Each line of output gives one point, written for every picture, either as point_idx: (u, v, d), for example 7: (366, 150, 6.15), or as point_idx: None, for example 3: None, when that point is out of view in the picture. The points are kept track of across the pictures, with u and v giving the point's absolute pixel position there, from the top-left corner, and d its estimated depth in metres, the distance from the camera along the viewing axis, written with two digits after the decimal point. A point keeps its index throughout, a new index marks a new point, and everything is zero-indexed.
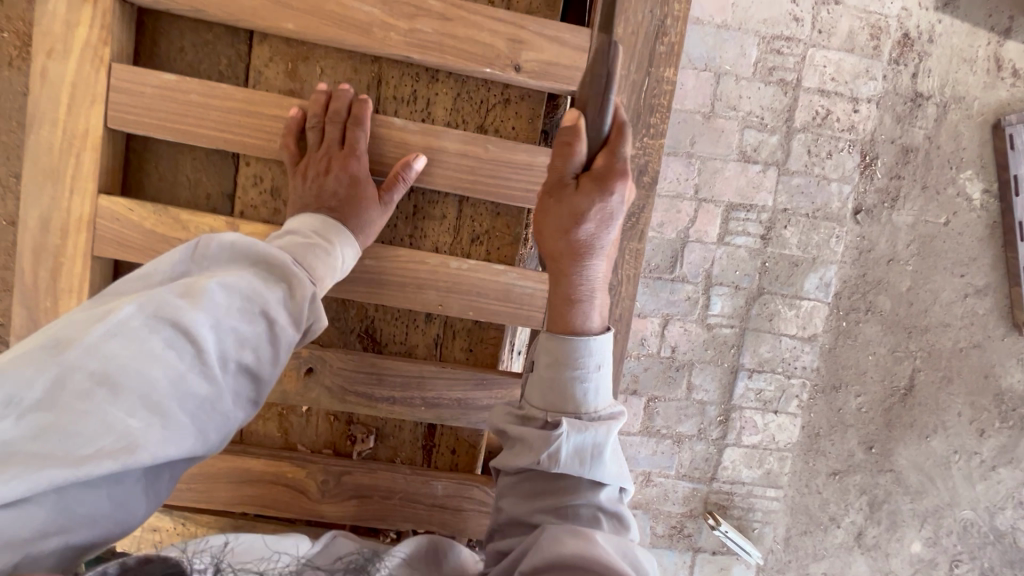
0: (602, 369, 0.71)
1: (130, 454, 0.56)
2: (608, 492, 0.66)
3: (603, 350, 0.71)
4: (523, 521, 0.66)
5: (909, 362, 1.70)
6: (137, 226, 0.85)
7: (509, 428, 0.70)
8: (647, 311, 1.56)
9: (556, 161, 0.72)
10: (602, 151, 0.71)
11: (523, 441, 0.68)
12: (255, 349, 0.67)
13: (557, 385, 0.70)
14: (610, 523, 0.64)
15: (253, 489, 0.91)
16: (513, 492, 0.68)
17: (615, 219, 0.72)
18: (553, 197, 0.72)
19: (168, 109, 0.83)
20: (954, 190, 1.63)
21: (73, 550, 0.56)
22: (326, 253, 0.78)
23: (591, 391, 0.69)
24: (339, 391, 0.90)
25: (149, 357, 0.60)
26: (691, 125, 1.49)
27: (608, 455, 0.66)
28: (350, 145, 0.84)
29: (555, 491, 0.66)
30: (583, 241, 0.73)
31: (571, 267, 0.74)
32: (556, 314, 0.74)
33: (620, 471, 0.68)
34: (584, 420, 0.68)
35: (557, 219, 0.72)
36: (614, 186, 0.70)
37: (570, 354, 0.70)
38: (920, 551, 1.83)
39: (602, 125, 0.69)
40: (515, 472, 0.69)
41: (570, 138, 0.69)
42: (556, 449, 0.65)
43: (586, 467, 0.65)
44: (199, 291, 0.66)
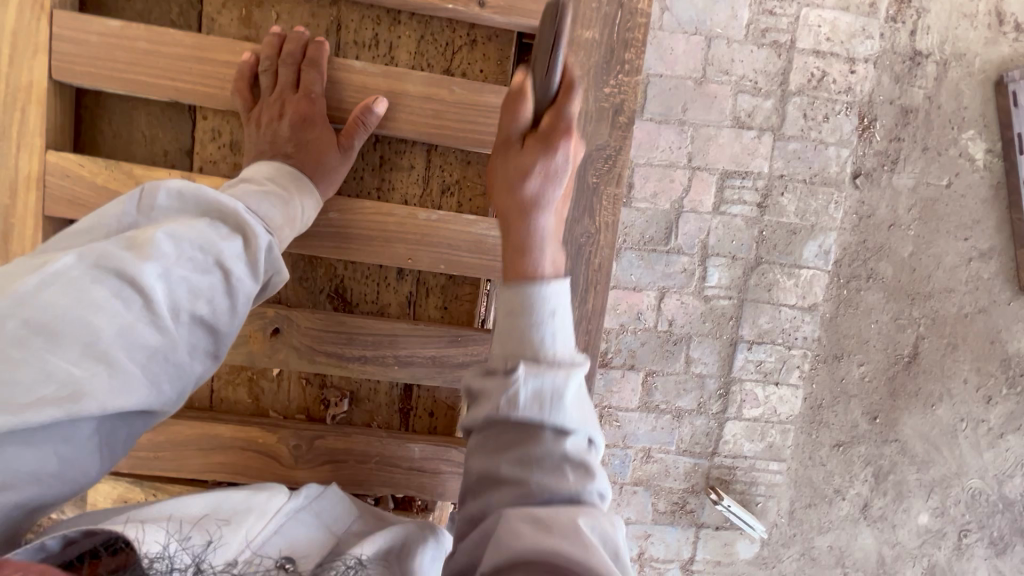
0: (560, 314, 0.62)
1: (74, 403, 0.54)
2: (574, 441, 0.58)
3: (560, 292, 0.63)
4: (491, 477, 0.58)
5: (913, 330, 1.65)
6: (89, 184, 0.81)
7: (472, 382, 0.63)
8: (642, 284, 1.51)
9: (503, 120, 0.71)
10: (550, 109, 0.69)
11: (484, 394, 0.60)
12: (210, 300, 0.64)
13: (512, 332, 0.61)
14: (576, 473, 0.57)
15: (224, 457, 0.88)
16: (479, 449, 0.60)
17: (562, 175, 0.70)
18: (501, 155, 0.71)
19: (116, 58, 0.78)
20: (956, 151, 1.57)
21: (18, 511, 0.53)
22: (284, 203, 0.74)
23: (548, 336, 0.61)
24: (307, 351, 0.86)
25: (92, 306, 0.57)
26: (683, 91, 1.43)
27: (570, 397, 0.58)
28: (306, 88, 0.80)
29: (518, 439, 0.58)
30: (529, 197, 0.70)
31: (518, 222, 0.70)
32: (510, 263, 0.67)
33: (587, 415, 0.60)
34: (541, 364, 0.59)
35: (505, 175, 0.71)
36: (559, 143, 0.68)
37: (526, 301, 0.62)
38: (928, 522, 1.79)
39: (549, 86, 0.67)
40: (480, 426, 0.61)
41: (517, 96, 0.68)
42: (513, 393, 0.58)
43: (545, 411, 0.57)
44: (146, 240, 0.62)
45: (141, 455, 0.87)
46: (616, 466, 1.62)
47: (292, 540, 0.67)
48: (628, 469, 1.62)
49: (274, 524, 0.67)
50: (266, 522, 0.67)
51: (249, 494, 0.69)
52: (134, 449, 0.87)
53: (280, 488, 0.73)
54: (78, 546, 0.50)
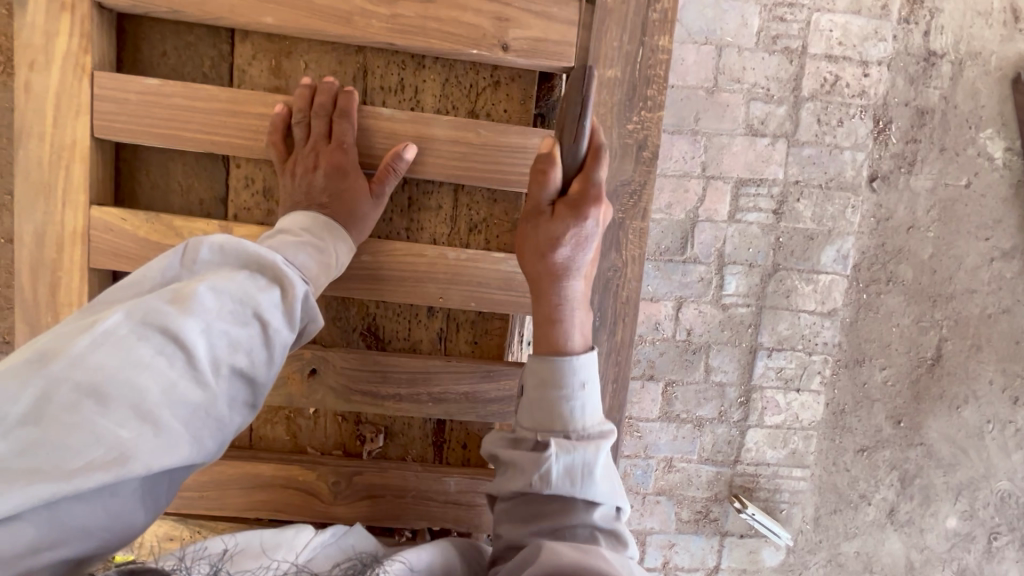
0: (588, 387, 0.68)
1: (122, 465, 0.56)
2: (604, 511, 0.62)
3: (588, 367, 0.68)
4: (520, 544, 0.61)
5: (935, 332, 1.64)
6: (131, 236, 0.84)
7: (496, 449, 0.68)
8: (659, 294, 1.52)
9: (531, 187, 0.72)
10: (578, 175, 0.73)
11: (514, 465, 0.65)
12: (249, 352, 0.66)
13: (545, 404, 0.67)
14: (607, 541, 0.61)
15: (265, 494, 0.91)
16: (508, 518, 0.64)
17: (591, 241, 0.74)
18: (532, 224, 0.74)
19: (153, 114, 0.81)
20: (974, 150, 1.55)
21: (73, 562, 0.56)
22: (319, 251, 0.76)
23: (577, 409, 0.66)
24: (344, 391, 0.88)
25: (138, 366, 0.59)
26: (695, 101, 1.43)
27: (599, 472, 0.63)
28: (338, 139, 0.82)
29: (552, 514, 0.62)
30: (561, 263, 0.74)
31: (550, 289, 0.74)
32: (540, 334, 0.73)
33: (613, 485, 0.64)
34: (572, 439, 0.64)
35: (536, 244, 0.73)
36: (587, 212, 0.72)
37: (555, 376, 0.67)
38: (957, 526, 1.77)
39: (578, 151, 0.70)
40: (508, 497, 0.65)
41: (546, 165, 0.70)
42: (546, 470, 0.62)
43: (576, 487, 0.61)
44: (188, 297, 0.65)
45: (187, 494, 0.90)
46: (638, 476, 1.63)
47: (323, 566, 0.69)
48: (651, 479, 1.63)
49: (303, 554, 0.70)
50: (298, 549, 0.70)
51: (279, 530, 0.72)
52: (179, 489, 0.90)
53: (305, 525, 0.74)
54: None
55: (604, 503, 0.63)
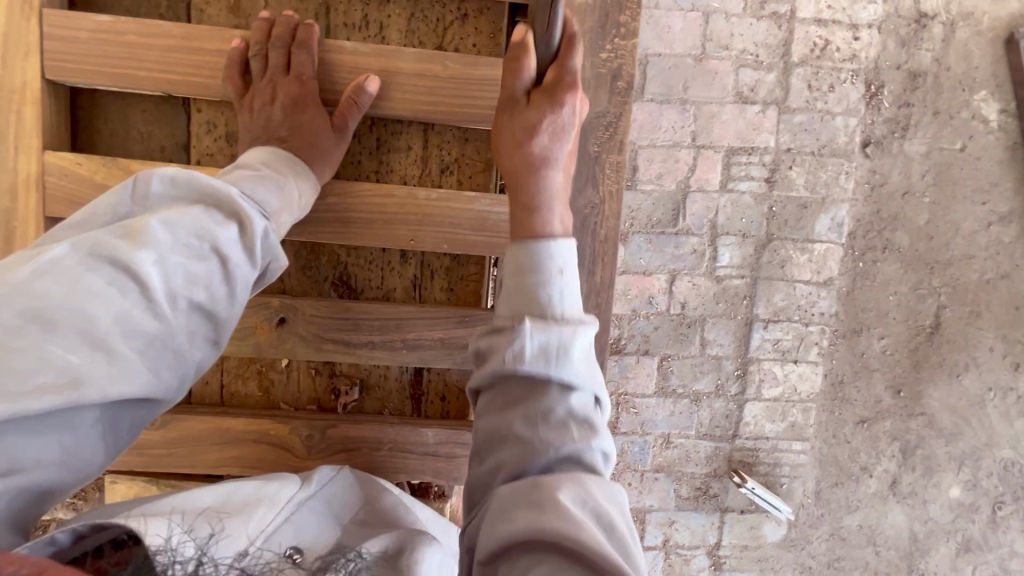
0: (567, 272, 0.63)
1: (75, 390, 0.53)
2: (580, 397, 0.59)
3: (567, 248, 0.64)
4: (499, 435, 0.59)
5: (933, 299, 1.61)
6: (87, 181, 0.81)
7: (476, 340, 0.63)
8: (652, 268, 1.49)
9: (505, 79, 0.71)
10: (551, 66, 0.72)
11: (490, 350, 0.61)
12: (208, 286, 0.63)
13: (520, 290, 0.62)
14: (580, 428, 0.57)
15: (237, 450, 0.87)
16: (488, 410, 0.61)
17: (568, 131, 0.72)
18: (505, 112, 0.71)
19: (106, 53, 0.78)
20: (969, 113, 1.52)
21: (27, 502, 0.52)
22: (280, 187, 0.73)
23: (556, 293, 0.62)
24: (314, 339, 0.85)
25: (87, 294, 0.56)
26: (683, 69, 1.40)
27: (576, 354, 0.59)
28: (297, 71, 0.79)
29: (524, 396, 0.59)
30: (538, 153, 0.71)
31: (528, 178, 0.70)
32: (518, 224, 0.68)
33: (593, 373, 0.60)
34: (549, 320, 0.60)
35: (511, 130, 0.70)
36: (565, 97, 0.70)
37: (532, 257, 0.63)
38: (961, 496, 1.74)
39: (552, 40, 0.68)
40: (489, 387, 0.62)
41: (519, 53, 0.70)
42: (520, 346, 0.58)
43: (551, 367, 0.58)
44: (140, 228, 0.61)
45: (155, 453, 0.87)
46: (636, 453, 1.59)
47: (302, 532, 0.66)
48: (649, 456, 1.59)
49: (284, 514, 0.67)
50: (274, 513, 0.66)
51: (258, 487, 0.70)
52: (147, 448, 0.86)
53: (289, 478, 0.75)
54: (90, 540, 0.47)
55: (581, 391, 0.59)
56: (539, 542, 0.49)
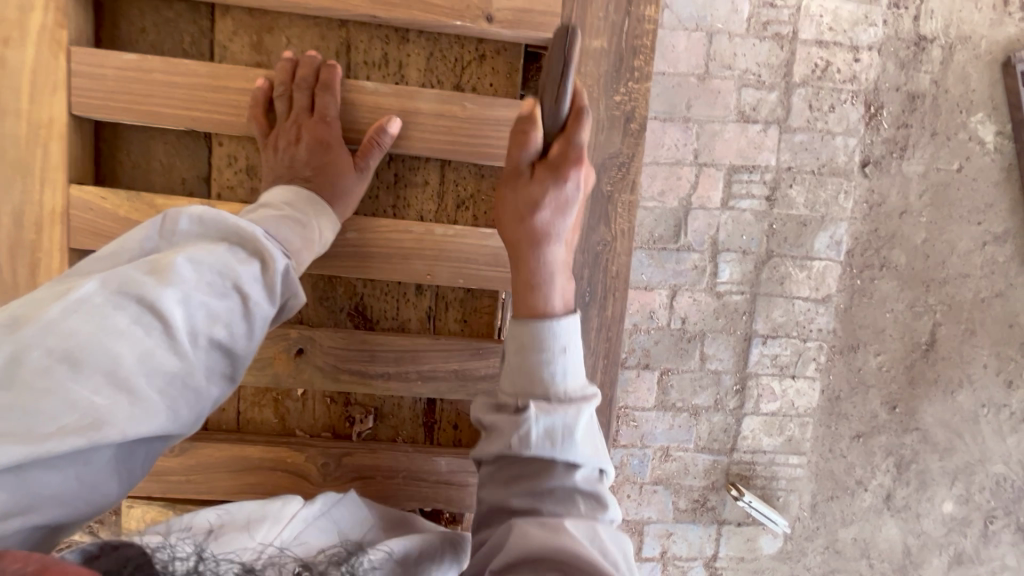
0: (570, 350, 0.65)
1: (96, 432, 0.54)
2: (584, 473, 0.62)
3: (570, 330, 0.66)
4: (503, 507, 0.62)
5: (929, 317, 1.64)
6: (111, 214, 0.83)
7: (483, 416, 0.67)
8: (654, 283, 1.51)
9: (511, 149, 0.70)
10: (558, 137, 0.70)
11: (495, 429, 0.65)
12: (227, 324, 0.65)
13: (525, 369, 0.65)
14: (587, 503, 0.61)
15: (254, 477, 0.89)
16: (491, 480, 0.65)
17: (572, 206, 0.72)
18: (510, 186, 0.72)
19: (132, 90, 0.80)
20: (965, 135, 1.55)
21: (44, 530, 0.54)
22: (301, 225, 0.75)
23: (558, 373, 0.64)
24: (331, 370, 0.87)
25: (113, 333, 0.58)
26: (687, 88, 1.43)
27: (580, 434, 0.62)
28: (321, 112, 0.81)
29: (531, 474, 0.62)
30: (541, 227, 0.71)
31: (530, 252, 0.71)
32: (520, 300, 0.70)
33: (597, 448, 0.64)
34: (552, 403, 0.63)
35: (516, 206, 0.72)
36: (568, 176, 0.70)
37: (534, 338, 0.65)
38: (953, 510, 1.77)
39: (559, 115, 0.67)
40: (491, 462, 0.65)
41: (526, 126, 0.67)
42: (525, 432, 0.61)
43: (556, 449, 0.61)
44: (165, 266, 0.63)
45: (173, 479, 0.88)
46: (635, 465, 1.61)
47: (308, 542, 0.69)
48: (648, 468, 1.61)
49: (289, 526, 0.71)
50: (279, 526, 0.70)
51: (262, 505, 0.74)
52: (166, 473, 0.88)
53: (294, 496, 0.78)
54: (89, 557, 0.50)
55: (585, 465, 0.63)
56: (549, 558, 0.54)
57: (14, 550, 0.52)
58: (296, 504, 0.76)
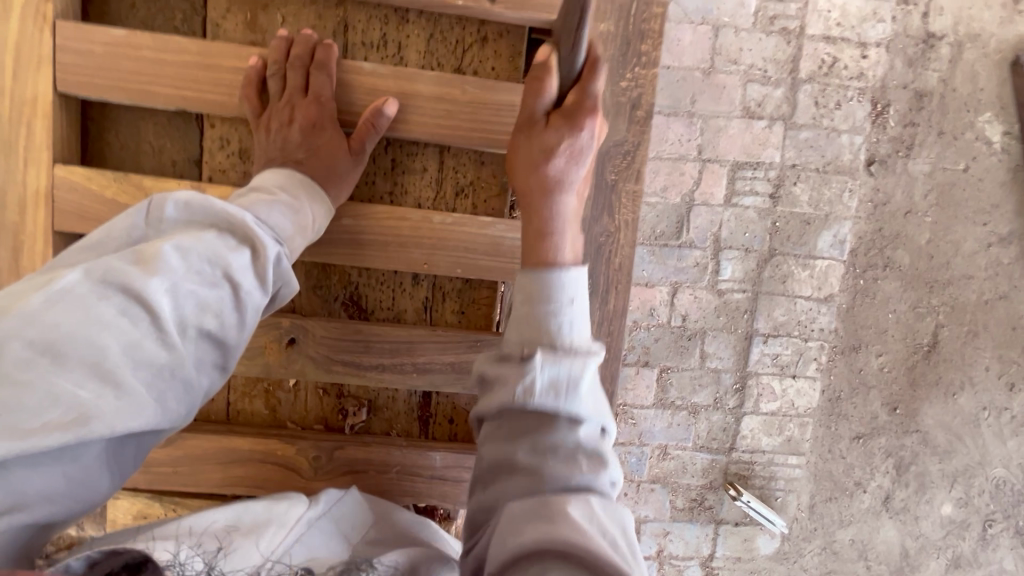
0: (578, 303, 0.64)
1: (83, 427, 0.52)
2: (587, 429, 0.59)
3: (578, 280, 0.64)
4: (505, 466, 0.59)
5: (932, 318, 1.61)
6: (98, 197, 0.80)
7: (484, 369, 0.64)
8: (654, 280, 1.48)
9: (525, 98, 0.70)
10: (573, 88, 0.70)
11: (498, 379, 0.62)
12: (218, 314, 0.62)
13: (532, 319, 0.62)
14: (590, 461, 0.57)
15: (243, 470, 0.87)
16: (493, 437, 0.62)
17: (586, 155, 0.71)
18: (523, 134, 0.71)
19: (120, 67, 0.77)
20: (973, 134, 1.52)
21: (33, 531, 0.52)
22: (294, 211, 0.72)
23: (566, 324, 0.62)
24: (324, 361, 0.85)
25: (98, 324, 0.55)
26: (691, 82, 1.40)
27: (585, 388, 0.59)
28: (315, 93, 0.78)
29: (534, 428, 0.59)
30: (554, 175, 0.70)
31: (541, 200, 0.70)
32: (529, 249, 0.68)
33: (601, 407, 0.61)
34: (559, 352, 0.60)
35: (529, 153, 0.70)
36: (584, 122, 0.69)
37: (543, 288, 0.63)
38: (952, 513, 1.75)
39: (575, 61, 0.67)
40: (493, 418, 0.62)
41: (540, 73, 0.68)
42: (530, 381, 0.59)
43: (561, 401, 0.58)
44: (152, 255, 0.60)
45: (160, 470, 0.86)
46: (633, 464, 1.59)
47: (314, 549, 0.66)
48: (645, 467, 1.59)
49: (295, 533, 0.67)
50: (285, 533, 0.66)
51: (269, 506, 0.69)
52: (152, 464, 0.86)
53: (298, 497, 0.74)
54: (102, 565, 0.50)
55: (589, 421, 0.59)
56: (551, 551, 0.49)
57: (8, 550, 0.50)
58: (300, 506, 0.72)
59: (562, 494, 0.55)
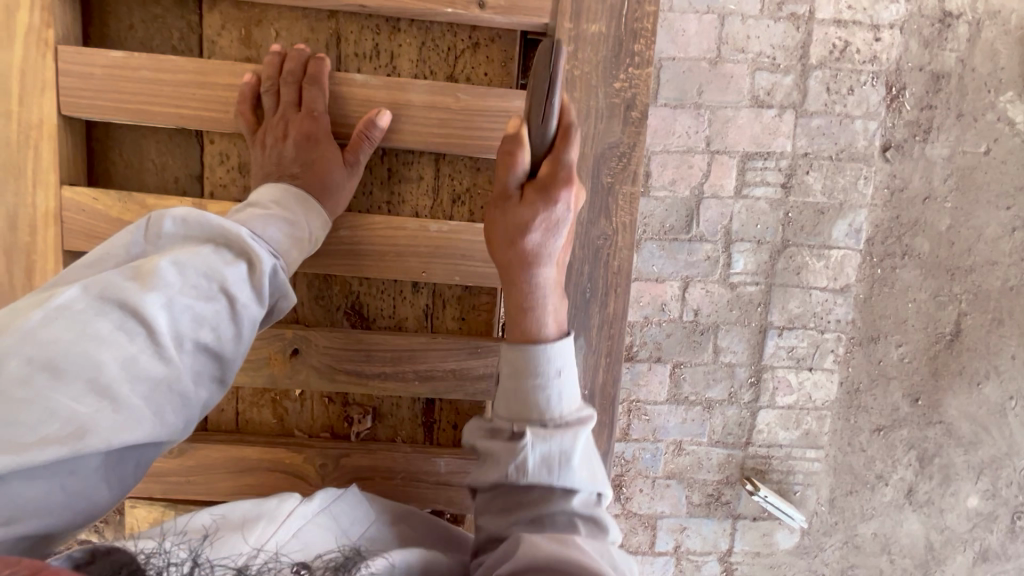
0: (564, 373, 0.64)
1: (80, 440, 0.54)
2: (582, 497, 0.60)
3: (563, 353, 0.65)
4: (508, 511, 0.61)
5: (954, 306, 1.57)
6: (104, 216, 0.82)
7: (475, 442, 0.65)
8: (665, 275, 1.46)
9: (498, 173, 0.68)
10: (547, 157, 0.67)
11: (489, 456, 0.63)
12: (214, 328, 0.63)
13: (518, 395, 0.63)
14: (588, 527, 0.59)
15: (253, 478, 0.89)
16: (498, 491, 0.62)
17: (562, 227, 0.68)
18: (498, 208, 0.69)
19: (120, 89, 0.79)
20: (994, 115, 1.47)
21: (32, 539, 0.54)
22: (290, 224, 0.73)
23: (553, 397, 0.63)
24: (327, 370, 0.86)
25: (95, 340, 0.57)
26: (697, 73, 1.37)
27: (577, 459, 0.60)
28: (308, 107, 0.78)
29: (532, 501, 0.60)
30: (531, 250, 0.68)
31: (519, 276, 0.69)
32: (512, 324, 0.69)
33: (594, 473, 0.62)
34: (549, 427, 0.62)
35: (504, 233, 0.68)
36: (559, 194, 0.66)
37: (528, 364, 0.64)
38: (979, 505, 1.71)
39: (548, 130, 0.65)
40: (487, 489, 0.63)
41: (512, 146, 0.66)
42: (522, 460, 0.59)
43: (553, 477, 0.59)
44: (149, 272, 0.62)
45: (174, 479, 0.88)
46: (647, 460, 1.58)
47: (308, 544, 0.67)
48: (661, 462, 1.58)
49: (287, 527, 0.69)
50: (275, 526, 0.68)
51: (257, 503, 0.71)
52: (166, 474, 0.88)
53: (290, 493, 0.75)
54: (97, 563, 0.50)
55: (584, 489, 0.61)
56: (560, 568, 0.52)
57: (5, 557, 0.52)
58: (292, 501, 0.73)
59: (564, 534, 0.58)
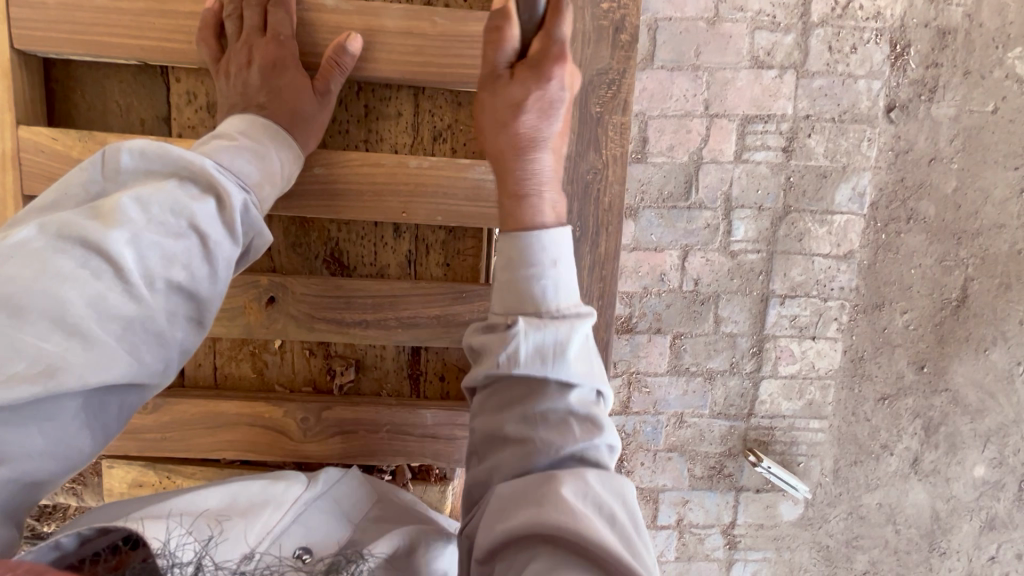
0: (562, 263, 0.61)
1: (51, 378, 0.50)
2: (579, 393, 0.57)
3: (559, 243, 0.61)
4: (498, 435, 0.58)
5: (960, 271, 1.52)
6: (65, 158, 0.77)
7: (471, 341, 0.62)
8: (664, 243, 1.41)
9: (486, 51, 0.66)
10: (537, 34, 0.66)
11: (484, 350, 0.60)
12: (187, 265, 0.59)
13: (512, 284, 0.60)
14: (582, 426, 0.56)
15: (232, 434, 0.85)
16: (484, 408, 0.60)
17: (558, 108, 0.67)
18: (488, 89, 0.66)
19: (76, 19, 0.74)
20: (1002, 72, 1.41)
21: (23, 488, 0.51)
22: (260, 158, 0.68)
23: (549, 288, 0.60)
24: (306, 319, 0.82)
25: (57, 278, 0.52)
26: (695, 34, 1.30)
27: (574, 352, 0.57)
28: (274, 31, 0.74)
29: (523, 395, 0.57)
30: (526, 133, 0.66)
31: (515, 164, 0.66)
32: (505, 209, 0.65)
33: (591, 368, 0.59)
34: (544, 317, 0.58)
35: (496, 110, 0.66)
36: (552, 70, 0.65)
37: (522, 252, 0.61)
38: (985, 474, 1.67)
39: (535, 5, 0.64)
40: (483, 387, 0.61)
41: (500, 22, 0.64)
42: (513, 348, 0.57)
43: (547, 367, 0.57)
44: (111, 208, 0.57)
45: (149, 437, 0.85)
46: (648, 433, 1.55)
47: (310, 533, 0.63)
48: (661, 435, 1.54)
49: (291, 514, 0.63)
50: (282, 514, 0.62)
51: (265, 485, 0.65)
52: (139, 431, 0.84)
53: (297, 477, 0.69)
54: (92, 544, 0.46)
55: (581, 386, 0.58)
56: (537, 536, 0.48)
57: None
58: (298, 488, 0.67)
59: (554, 435, 0.55)
